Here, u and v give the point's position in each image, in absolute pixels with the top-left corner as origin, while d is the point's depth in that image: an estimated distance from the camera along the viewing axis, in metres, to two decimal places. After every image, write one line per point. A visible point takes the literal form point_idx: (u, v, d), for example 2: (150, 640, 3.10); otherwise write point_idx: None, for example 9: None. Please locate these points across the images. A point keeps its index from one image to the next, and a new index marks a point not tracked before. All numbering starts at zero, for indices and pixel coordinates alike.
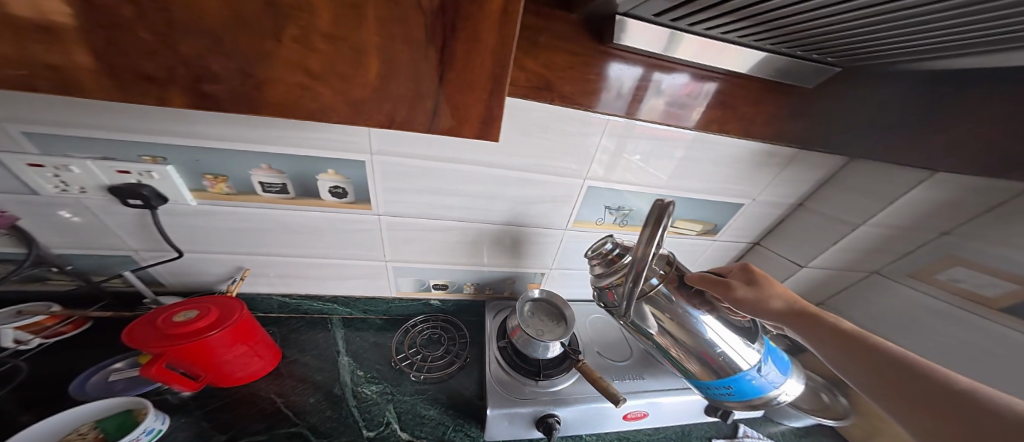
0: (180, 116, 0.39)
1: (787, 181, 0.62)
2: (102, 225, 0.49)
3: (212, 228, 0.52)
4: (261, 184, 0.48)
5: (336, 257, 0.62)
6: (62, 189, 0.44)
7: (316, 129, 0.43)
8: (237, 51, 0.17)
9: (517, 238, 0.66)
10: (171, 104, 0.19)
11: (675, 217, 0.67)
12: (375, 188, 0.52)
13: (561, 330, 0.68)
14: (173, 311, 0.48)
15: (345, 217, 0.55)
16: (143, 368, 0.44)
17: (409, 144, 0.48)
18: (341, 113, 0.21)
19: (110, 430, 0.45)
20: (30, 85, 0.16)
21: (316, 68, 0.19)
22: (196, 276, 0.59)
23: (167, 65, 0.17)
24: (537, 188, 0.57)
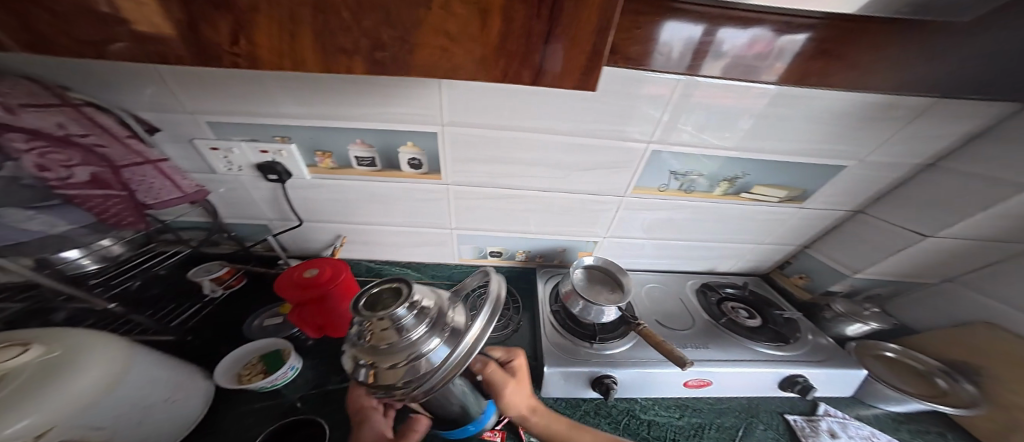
0: (292, 101, 0.46)
1: (901, 137, 0.53)
2: (249, 198, 0.61)
3: (320, 201, 0.61)
4: (357, 158, 0.55)
5: (412, 225, 0.69)
6: (228, 167, 0.55)
7: (395, 101, 0.47)
8: (397, 21, 0.20)
9: (578, 205, 0.66)
10: (352, 71, 0.23)
11: (752, 184, 0.62)
12: (445, 158, 0.56)
13: (616, 295, 0.69)
14: (300, 270, 0.59)
15: (421, 188, 0.61)
16: (293, 313, 0.59)
17: (477, 115, 0.50)
18: (472, 71, 0.24)
19: (270, 364, 0.58)
20: (279, 63, 0.22)
21: (454, 31, 0.21)
22: (307, 242, 0.71)
23: (353, 37, 0.21)
24: (599, 154, 0.56)
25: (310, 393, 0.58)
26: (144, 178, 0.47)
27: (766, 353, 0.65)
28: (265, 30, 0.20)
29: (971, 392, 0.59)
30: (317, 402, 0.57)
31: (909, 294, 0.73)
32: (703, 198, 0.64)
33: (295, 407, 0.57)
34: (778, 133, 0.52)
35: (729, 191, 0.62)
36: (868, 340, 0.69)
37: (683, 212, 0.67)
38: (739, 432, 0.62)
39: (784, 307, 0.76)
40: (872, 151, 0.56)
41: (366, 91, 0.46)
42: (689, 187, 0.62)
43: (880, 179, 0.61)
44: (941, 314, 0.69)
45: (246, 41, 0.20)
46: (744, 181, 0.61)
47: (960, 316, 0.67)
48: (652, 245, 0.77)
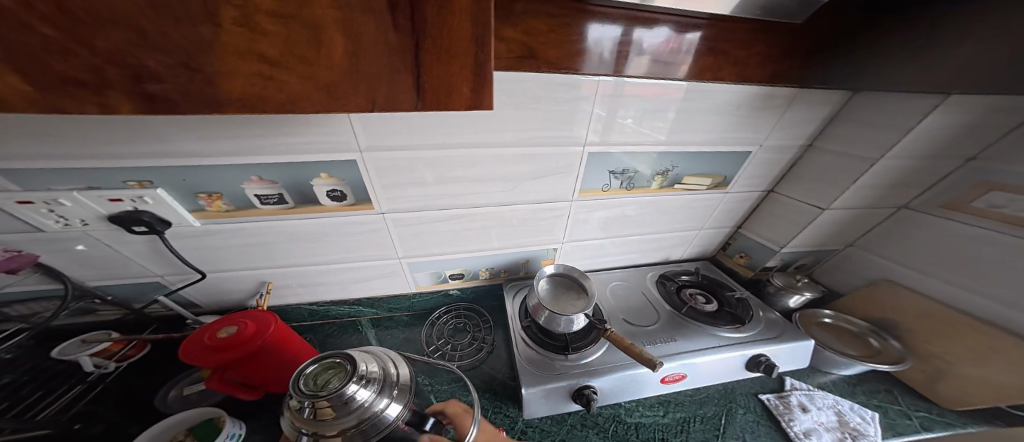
0: (171, 136, 0.40)
1: (806, 116, 0.57)
2: (120, 256, 0.51)
3: (233, 246, 0.54)
4: (257, 196, 0.48)
5: (350, 260, 0.62)
6: (63, 223, 0.45)
7: (298, 129, 0.42)
8: (193, 44, 0.16)
9: (529, 217, 0.64)
10: (119, 110, 0.18)
11: (682, 175, 0.63)
12: (372, 186, 0.51)
13: (582, 301, 0.68)
14: (213, 329, 0.50)
15: (350, 220, 0.55)
16: (206, 381, 0.49)
17: (396, 136, 0.46)
18: (324, 97, 0.20)
19: (199, 437, 0.49)
20: None
21: (277, 52, 0.17)
22: (228, 295, 0.62)
23: (85, 65, 0.16)
24: (538, 163, 0.54)
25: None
26: None
27: (731, 336, 0.66)
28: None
29: (898, 348, 0.65)
30: None
31: (827, 261, 0.78)
32: (643, 194, 0.64)
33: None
34: (699, 122, 0.54)
35: (664, 184, 0.63)
36: (809, 310, 0.75)
37: (628, 209, 0.67)
38: (721, 420, 0.60)
39: (735, 287, 0.79)
40: (769, 136, 0.59)
41: (259, 119, 0.40)
42: (631, 184, 0.62)
43: (776, 161, 0.65)
44: (855, 275, 0.74)
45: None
46: (674, 173, 0.62)
47: (867, 275, 0.72)
48: (605, 245, 0.76)
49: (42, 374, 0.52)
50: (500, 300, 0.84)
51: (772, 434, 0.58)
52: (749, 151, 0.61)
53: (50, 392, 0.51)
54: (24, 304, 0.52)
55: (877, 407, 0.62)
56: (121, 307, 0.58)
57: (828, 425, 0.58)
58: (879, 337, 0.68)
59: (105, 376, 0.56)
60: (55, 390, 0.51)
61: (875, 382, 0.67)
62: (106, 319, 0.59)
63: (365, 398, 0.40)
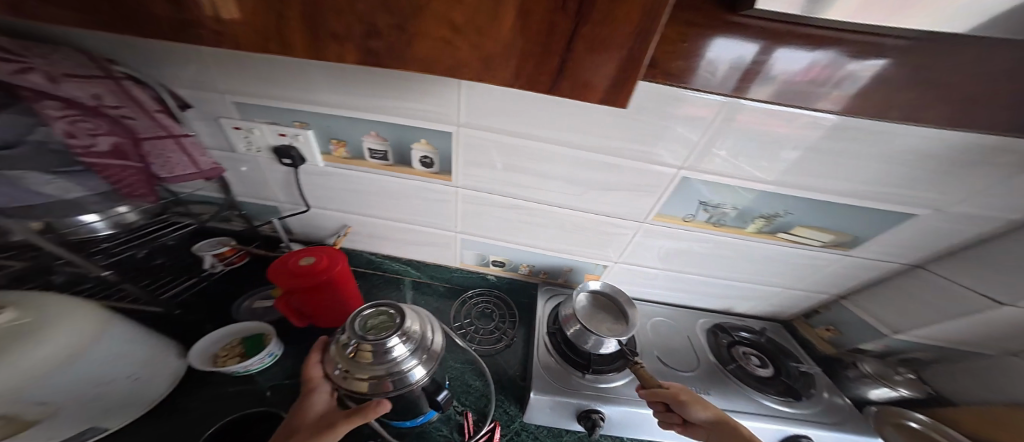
0: (323, 87, 0.46)
1: (982, 192, 0.45)
2: (265, 179, 0.61)
3: (332, 188, 0.61)
4: (370, 150, 0.54)
5: (416, 223, 0.67)
6: (248, 148, 0.55)
7: (414, 97, 0.46)
8: (393, 4, 0.18)
9: (589, 226, 0.62)
10: (344, 60, 0.21)
11: (795, 224, 0.55)
12: (456, 159, 0.54)
13: (621, 325, 0.64)
14: (296, 256, 0.57)
15: (429, 187, 0.59)
16: (279, 297, 0.57)
17: (493, 120, 0.47)
18: (477, 67, 0.21)
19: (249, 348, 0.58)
20: (264, 43, 0.21)
21: (456, 20, 0.19)
22: (315, 229, 0.71)
23: (346, 23, 0.19)
24: (628, 177, 0.52)
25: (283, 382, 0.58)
26: (164, 152, 0.49)
27: (776, 408, 0.58)
28: (266, 7, 0.19)
29: None
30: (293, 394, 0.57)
31: (952, 364, 0.63)
32: (733, 233, 0.58)
33: (265, 394, 0.56)
34: (822, 168, 0.46)
35: (765, 230, 0.56)
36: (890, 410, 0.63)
37: (703, 246, 0.61)
38: None
39: (803, 360, 0.69)
40: (957, 203, 0.47)
41: (388, 80, 0.44)
42: (721, 220, 0.56)
43: (946, 236, 0.52)
44: (990, 395, 0.59)
45: (249, 20, 0.19)
46: (784, 220, 0.55)
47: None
48: (661, 277, 0.71)
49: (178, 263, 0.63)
50: (531, 300, 0.82)
51: None
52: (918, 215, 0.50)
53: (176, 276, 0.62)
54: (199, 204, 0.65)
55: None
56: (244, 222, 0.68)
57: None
58: None
59: (212, 276, 0.66)
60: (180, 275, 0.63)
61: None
62: (231, 229, 0.69)
63: (398, 356, 0.42)
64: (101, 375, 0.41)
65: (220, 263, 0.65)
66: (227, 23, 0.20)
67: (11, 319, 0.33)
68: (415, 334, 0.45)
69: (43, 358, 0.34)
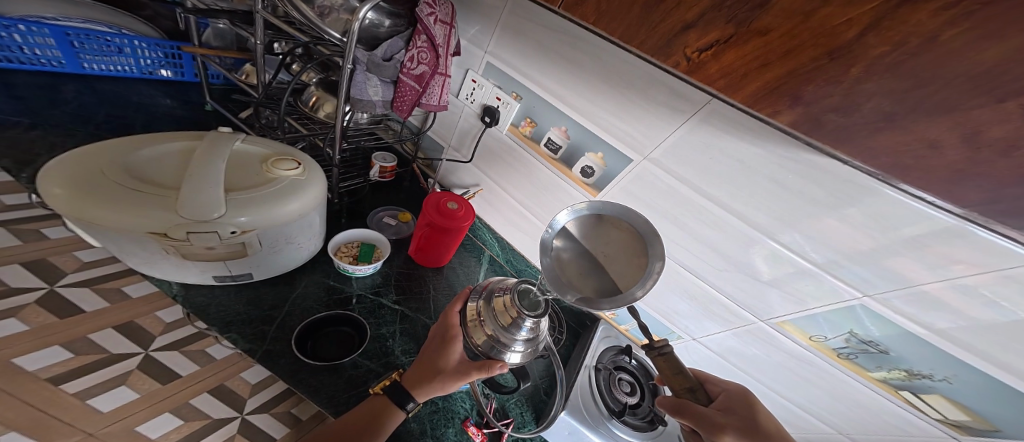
0: (559, 79, 0.54)
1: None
2: (455, 124, 0.72)
3: (495, 154, 0.69)
4: (548, 139, 0.60)
5: (535, 217, 0.70)
6: (466, 98, 0.67)
7: (633, 122, 0.50)
8: (922, 98, 0.16)
9: (699, 298, 0.60)
10: (771, 118, 0.22)
11: (937, 392, 0.44)
12: (617, 184, 0.57)
13: (638, 273, 0.36)
14: (442, 199, 0.63)
15: (570, 192, 0.63)
16: (418, 223, 0.63)
17: (681, 169, 0.50)
18: (929, 175, 0.18)
19: (359, 253, 0.64)
20: (713, 80, 0.23)
21: (988, 135, 0.16)
22: (453, 177, 0.78)
23: (826, 92, 0.19)
24: (782, 272, 0.49)
25: (367, 296, 0.62)
26: (435, 88, 0.49)
27: None
28: (742, 53, 0.20)
29: None
30: (367, 310, 0.60)
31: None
32: (849, 369, 0.50)
33: (351, 301, 0.60)
34: (1009, 345, 0.37)
35: (895, 383, 0.47)
36: None
37: (817, 376, 0.53)
38: None
39: None
40: None
41: (619, 94, 0.50)
42: (853, 355, 0.48)
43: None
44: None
45: (710, 52, 0.22)
46: (928, 384, 0.44)
47: None
48: (723, 372, 0.65)
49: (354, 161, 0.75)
50: (578, 327, 0.85)
51: None
52: None
53: (353, 173, 0.74)
54: (399, 125, 0.78)
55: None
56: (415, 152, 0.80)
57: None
58: None
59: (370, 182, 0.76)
60: (355, 175, 0.74)
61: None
62: (403, 154, 0.82)
63: (522, 336, 0.46)
64: (297, 237, 0.49)
65: (378, 174, 0.74)
66: (682, 44, 0.23)
67: (295, 175, 0.44)
68: (539, 327, 0.48)
69: (289, 212, 0.42)
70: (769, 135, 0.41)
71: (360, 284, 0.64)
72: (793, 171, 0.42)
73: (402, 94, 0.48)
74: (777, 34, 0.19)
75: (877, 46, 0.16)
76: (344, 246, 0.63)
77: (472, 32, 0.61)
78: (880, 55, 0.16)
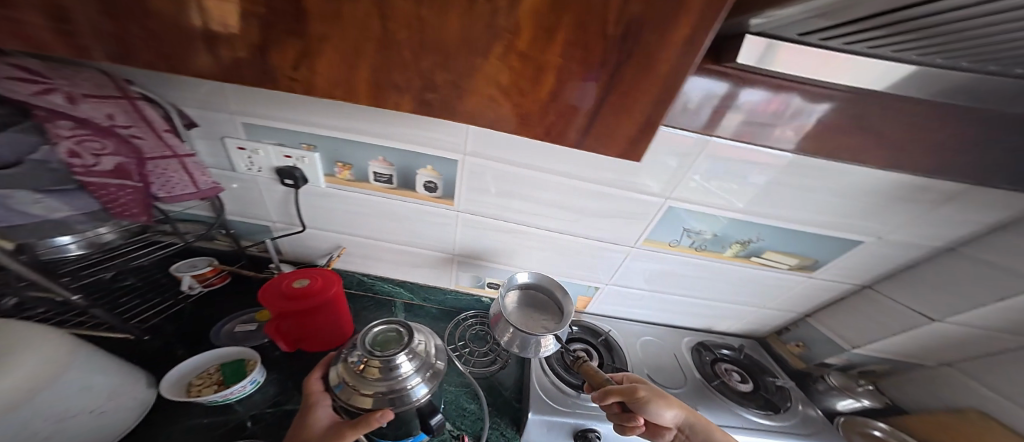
0: (337, 115, 0.49)
1: (931, 219, 0.56)
2: (261, 199, 0.62)
3: (329, 208, 0.62)
4: (374, 174, 0.56)
5: (413, 245, 0.69)
6: (249, 168, 0.57)
7: (427, 128, 0.49)
8: (452, 66, 0.22)
9: (579, 248, 0.71)
10: (398, 109, 0.25)
11: (764, 248, 0.65)
12: (461, 185, 0.57)
13: (554, 316, 0.64)
14: (289, 278, 0.54)
15: (429, 210, 0.60)
16: (268, 320, 0.53)
17: (502, 153, 0.53)
18: (518, 121, 0.25)
19: (227, 374, 0.54)
20: (333, 94, 0.25)
21: (506, 83, 0.23)
22: (306, 250, 0.69)
23: (408, 77, 0.23)
24: (610, 201, 0.61)
25: (265, 411, 0.53)
26: (165, 171, 0.48)
27: (757, 421, 0.69)
28: (330, 61, 0.22)
29: None
30: (271, 428, 0.51)
31: (906, 373, 0.75)
32: (709, 256, 0.68)
33: (244, 426, 0.51)
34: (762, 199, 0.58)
35: (741, 253, 0.65)
36: (855, 417, 0.73)
37: (691, 267, 0.71)
38: None
39: (778, 374, 0.80)
40: (890, 230, 0.59)
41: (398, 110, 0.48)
42: (701, 245, 0.66)
43: (886, 260, 0.64)
44: (936, 396, 0.71)
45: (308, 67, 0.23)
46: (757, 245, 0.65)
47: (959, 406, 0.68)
48: (638, 292, 0.82)
49: (151, 285, 0.61)
50: None
51: None
52: (862, 241, 0.60)
53: (147, 301, 0.59)
54: (185, 223, 0.63)
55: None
56: (233, 242, 0.67)
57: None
58: None
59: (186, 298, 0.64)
60: (152, 300, 0.60)
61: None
62: (220, 249, 0.68)
63: (404, 371, 0.40)
64: (72, 404, 0.39)
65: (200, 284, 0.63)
66: (285, 70, 0.23)
67: None
68: (422, 350, 0.43)
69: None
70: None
71: (246, 404, 0.54)
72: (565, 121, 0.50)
73: (115, 198, 0.46)
74: (336, 38, 0.21)
75: (399, 29, 0.20)
76: (194, 380, 0.52)
77: (199, 96, 0.49)
78: (405, 37, 0.21)
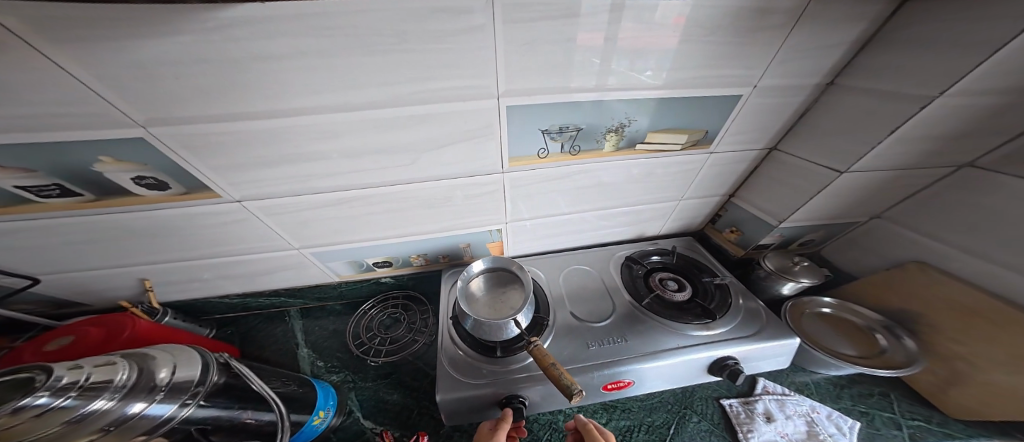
0: None
1: (794, 50, 0.43)
2: None
3: (61, 245, 0.46)
4: (29, 188, 0.38)
5: (233, 254, 0.55)
6: None
7: (44, 98, 0.31)
8: None
9: (445, 193, 0.57)
10: None
11: (645, 132, 0.53)
12: (205, 168, 0.41)
13: (519, 294, 0.64)
14: (44, 340, 0.43)
15: (200, 210, 0.46)
16: None
17: (200, 105, 0.35)
18: None
19: None
20: None
21: None
22: (98, 293, 0.56)
23: None
24: (438, 123, 0.45)
25: None
26: None
27: (700, 334, 0.59)
28: None
29: (909, 346, 0.57)
30: None
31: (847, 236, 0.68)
32: (592, 157, 0.56)
33: None
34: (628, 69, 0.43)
35: (621, 146, 0.54)
36: (803, 298, 0.67)
37: (580, 175, 0.60)
38: (669, 430, 0.57)
39: (718, 271, 0.71)
40: (762, 74, 0.45)
41: None
42: (574, 146, 0.53)
43: (786, 107, 0.51)
44: (876, 253, 0.65)
45: None
46: (634, 130, 0.52)
47: (898, 256, 0.62)
48: (549, 223, 0.71)
49: None
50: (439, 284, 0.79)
51: None
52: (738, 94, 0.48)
53: None
54: None
55: (862, 414, 0.57)
56: None
57: (791, 437, 0.54)
58: (890, 334, 0.60)
59: None
60: None
61: (869, 383, 0.61)
62: None
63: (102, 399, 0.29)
64: None
65: None
66: None
67: None
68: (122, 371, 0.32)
69: None
70: (161, 14, 0.28)
71: None
72: (260, 33, 0.31)
73: None
74: None
75: None
76: None
77: None
78: None
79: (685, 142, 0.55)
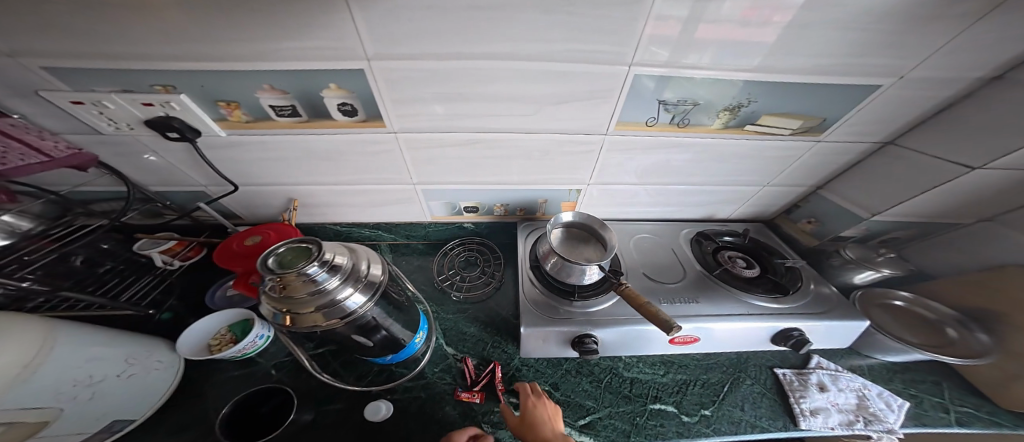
0: (164, 33, 0.37)
1: (951, 47, 0.44)
2: (168, 163, 0.57)
3: (252, 160, 0.57)
4: (272, 107, 0.47)
5: (365, 184, 0.64)
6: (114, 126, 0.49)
7: (294, 34, 0.38)
8: None
9: (551, 149, 0.62)
10: None
11: (760, 114, 0.56)
12: (383, 99, 0.48)
13: (597, 251, 0.71)
14: (238, 237, 0.54)
15: (362, 138, 0.54)
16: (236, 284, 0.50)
17: (402, 47, 0.41)
18: None
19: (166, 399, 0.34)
20: None
21: None
22: (255, 207, 0.68)
23: None
24: (573, 83, 0.50)
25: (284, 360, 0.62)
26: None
27: (764, 305, 0.64)
28: None
29: (982, 341, 0.61)
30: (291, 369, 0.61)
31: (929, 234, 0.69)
32: (695, 131, 0.59)
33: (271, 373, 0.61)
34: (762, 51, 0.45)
35: (730, 123, 0.57)
36: (877, 290, 0.71)
37: (676, 149, 0.63)
38: (724, 387, 0.64)
39: (790, 256, 0.74)
40: (917, 66, 0.47)
41: (243, 8, 0.35)
42: (684, 119, 0.57)
43: (913, 101, 0.52)
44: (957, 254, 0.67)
45: None
46: (749, 110, 0.55)
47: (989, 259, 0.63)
48: (628, 192, 0.76)
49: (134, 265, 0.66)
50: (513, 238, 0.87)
51: (773, 404, 0.61)
52: (880, 84, 0.50)
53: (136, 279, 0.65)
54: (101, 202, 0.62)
55: (911, 396, 0.62)
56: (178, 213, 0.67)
57: (840, 406, 0.60)
58: (963, 328, 0.63)
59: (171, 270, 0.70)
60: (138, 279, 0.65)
61: (922, 372, 0.65)
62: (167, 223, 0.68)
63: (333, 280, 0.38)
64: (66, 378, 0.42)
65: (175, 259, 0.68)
66: None
67: None
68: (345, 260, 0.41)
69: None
70: None
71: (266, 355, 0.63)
72: None
73: None
74: None
75: None
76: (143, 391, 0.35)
77: None
78: None
79: (798, 128, 0.58)
